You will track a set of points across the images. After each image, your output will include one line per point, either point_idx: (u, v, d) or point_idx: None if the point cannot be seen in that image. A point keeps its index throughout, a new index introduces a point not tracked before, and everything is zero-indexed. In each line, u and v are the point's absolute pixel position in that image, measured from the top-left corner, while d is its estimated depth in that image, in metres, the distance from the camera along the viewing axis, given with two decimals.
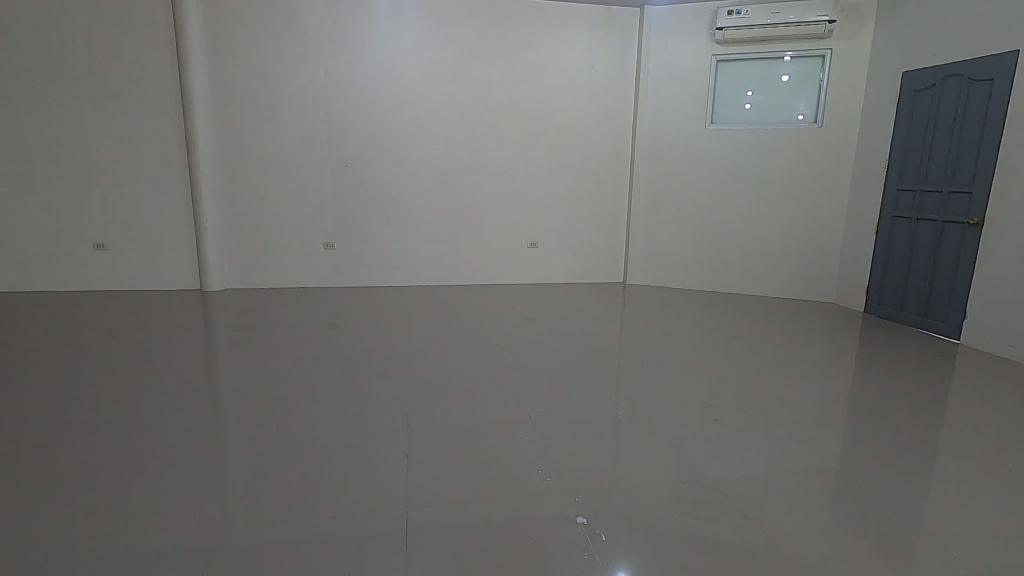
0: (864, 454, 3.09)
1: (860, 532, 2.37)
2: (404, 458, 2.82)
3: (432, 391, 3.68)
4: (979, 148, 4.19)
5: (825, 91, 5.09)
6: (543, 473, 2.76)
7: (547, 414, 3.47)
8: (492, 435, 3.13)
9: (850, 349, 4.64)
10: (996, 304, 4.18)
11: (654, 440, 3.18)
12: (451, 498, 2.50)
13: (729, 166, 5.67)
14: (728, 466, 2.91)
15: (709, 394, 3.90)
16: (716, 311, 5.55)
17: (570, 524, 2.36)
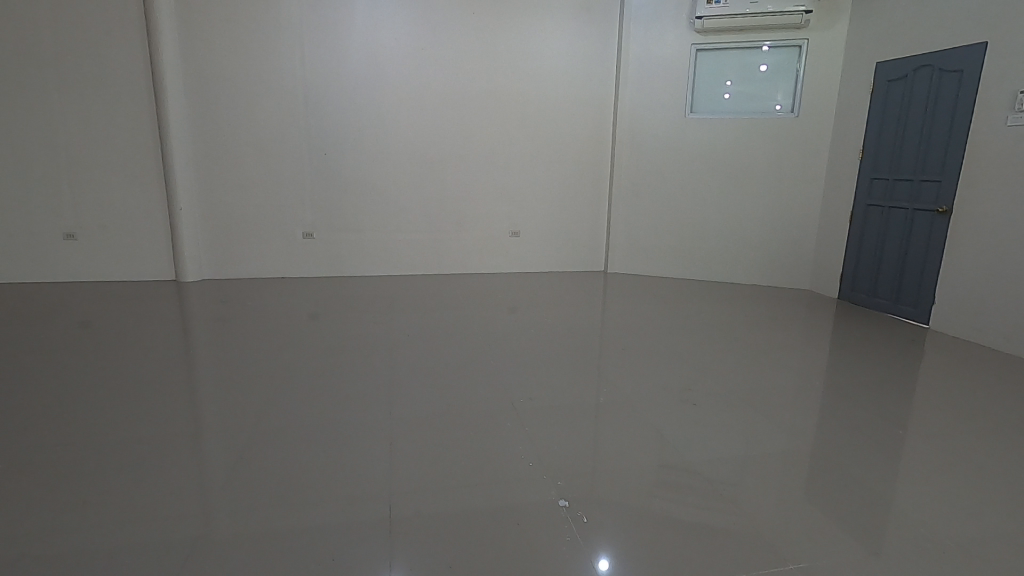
0: (771, 447, 2.93)
1: (712, 517, 2.33)
2: (287, 429, 2.91)
3: (357, 357, 3.93)
4: (947, 136, 3.97)
5: (800, 84, 5.14)
6: (411, 452, 2.75)
7: (450, 389, 3.50)
8: (383, 402, 3.28)
9: (814, 335, 4.42)
10: (969, 285, 3.86)
11: (541, 410, 3.27)
12: (306, 475, 2.50)
13: (710, 154, 5.50)
14: (607, 450, 2.86)
15: (634, 381, 3.76)
16: (692, 295, 5.39)
17: (413, 495, 2.39)
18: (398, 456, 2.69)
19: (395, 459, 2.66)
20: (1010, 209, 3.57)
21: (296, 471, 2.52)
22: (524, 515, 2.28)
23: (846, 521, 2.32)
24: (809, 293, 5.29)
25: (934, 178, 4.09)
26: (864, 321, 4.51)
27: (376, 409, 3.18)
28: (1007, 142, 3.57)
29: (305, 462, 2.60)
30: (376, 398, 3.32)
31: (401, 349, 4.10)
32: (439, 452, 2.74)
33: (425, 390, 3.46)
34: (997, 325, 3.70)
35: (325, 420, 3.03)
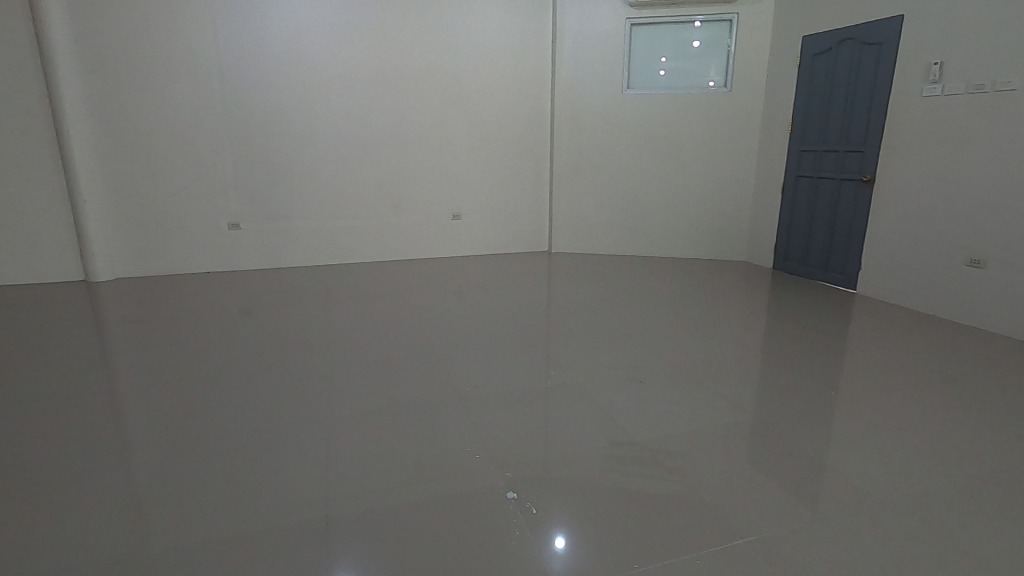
0: (715, 418, 2.98)
1: (662, 492, 2.33)
2: (214, 431, 2.70)
3: (293, 352, 3.72)
4: (869, 107, 4.11)
5: (731, 59, 5.20)
6: (352, 447, 2.60)
7: (391, 379, 3.37)
8: (322, 397, 3.11)
9: (750, 305, 4.55)
10: (892, 250, 4.05)
11: (489, 397, 3.19)
12: (237, 479, 2.31)
13: (648, 130, 5.52)
14: (555, 432, 2.81)
15: (580, 359, 3.75)
16: (636, 272, 5.43)
17: (354, 493, 2.25)
18: (340, 455, 2.54)
19: (336, 458, 2.51)
20: (927, 176, 3.74)
21: (226, 476, 2.33)
22: (473, 507, 2.20)
23: (791, 486, 2.38)
24: (746, 264, 5.44)
25: (858, 148, 4.23)
26: (797, 289, 4.67)
27: (314, 406, 3.00)
28: (924, 111, 3.72)
29: (236, 467, 2.41)
30: (315, 395, 3.14)
31: (340, 342, 3.91)
32: (384, 446, 2.62)
33: (368, 383, 3.31)
34: (918, 287, 3.91)
35: (258, 421, 2.83)
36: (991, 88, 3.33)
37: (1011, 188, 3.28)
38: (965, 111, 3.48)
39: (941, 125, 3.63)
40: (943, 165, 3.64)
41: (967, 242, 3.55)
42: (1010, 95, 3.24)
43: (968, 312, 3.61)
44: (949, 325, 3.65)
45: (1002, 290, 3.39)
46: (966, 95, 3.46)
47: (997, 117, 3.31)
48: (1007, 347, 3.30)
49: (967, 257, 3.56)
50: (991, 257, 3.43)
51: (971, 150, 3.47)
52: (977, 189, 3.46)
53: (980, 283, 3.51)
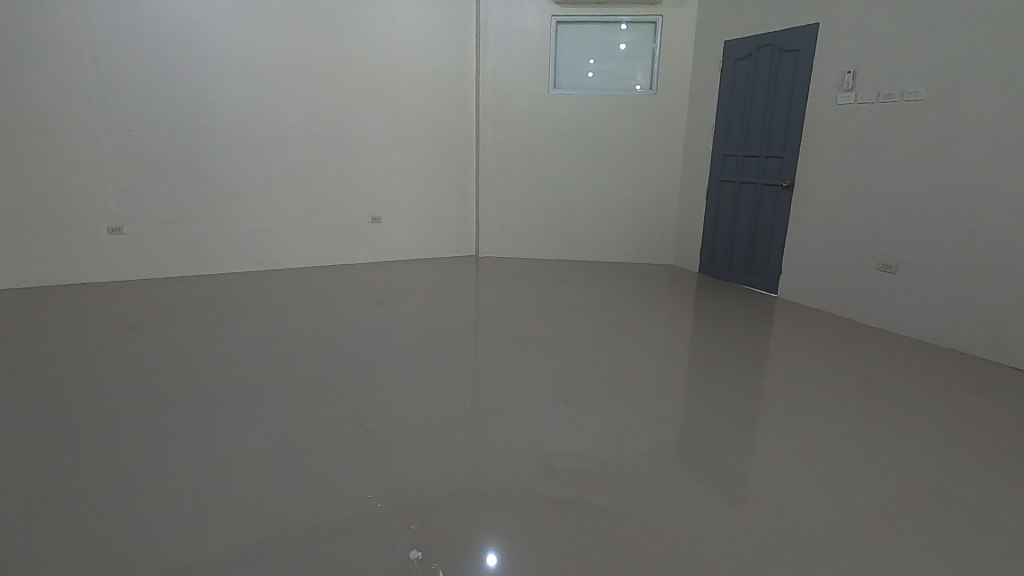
0: (644, 429, 2.84)
1: (590, 520, 2.13)
2: (65, 475, 2.24)
3: (180, 372, 3.25)
4: (788, 114, 4.16)
5: (656, 63, 5.17)
6: (239, 485, 2.23)
7: (295, 398, 3.00)
8: (209, 423, 2.70)
9: (677, 310, 4.51)
10: (811, 255, 4.11)
11: (405, 414, 2.88)
12: (85, 538, 1.90)
13: (575, 131, 5.40)
14: (475, 453, 2.56)
15: (505, 370, 3.52)
16: (565, 277, 5.30)
17: (232, 546, 1.89)
18: (221, 494, 2.15)
19: (215, 501, 2.13)
20: (842, 182, 3.82)
21: (71, 533, 1.91)
22: (376, 553, 1.90)
23: (725, 503, 2.26)
24: (673, 268, 5.43)
25: (778, 153, 4.29)
26: (722, 294, 4.69)
27: (197, 435, 2.59)
28: (838, 119, 3.79)
29: (78, 526, 1.95)
30: (199, 420, 2.71)
31: (238, 359, 3.47)
32: (276, 483, 2.26)
33: (265, 403, 2.91)
34: (835, 291, 3.98)
35: (121, 457, 2.37)
36: (899, 98, 3.42)
37: (919, 196, 3.37)
38: (875, 120, 3.56)
39: (853, 133, 3.70)
40: (856, 172, 3.72)
41: (879, 248, 3.64)
42: (917, 106, 3.33)
43: (881, 315, 3.71)
44: (864, 329, 3.74)
45: (911, 294, 3.49)
46: (876, 104, 3.55)
47: (905, 127, 3.40)
48: (916, 349, 3.40)
49: (879, 262, 3.65)
50: (901, 262, 3.53)
51: (880, 158, 3.55)
52: (887, 196, 3.55)
53: (891, 288, 3.60)
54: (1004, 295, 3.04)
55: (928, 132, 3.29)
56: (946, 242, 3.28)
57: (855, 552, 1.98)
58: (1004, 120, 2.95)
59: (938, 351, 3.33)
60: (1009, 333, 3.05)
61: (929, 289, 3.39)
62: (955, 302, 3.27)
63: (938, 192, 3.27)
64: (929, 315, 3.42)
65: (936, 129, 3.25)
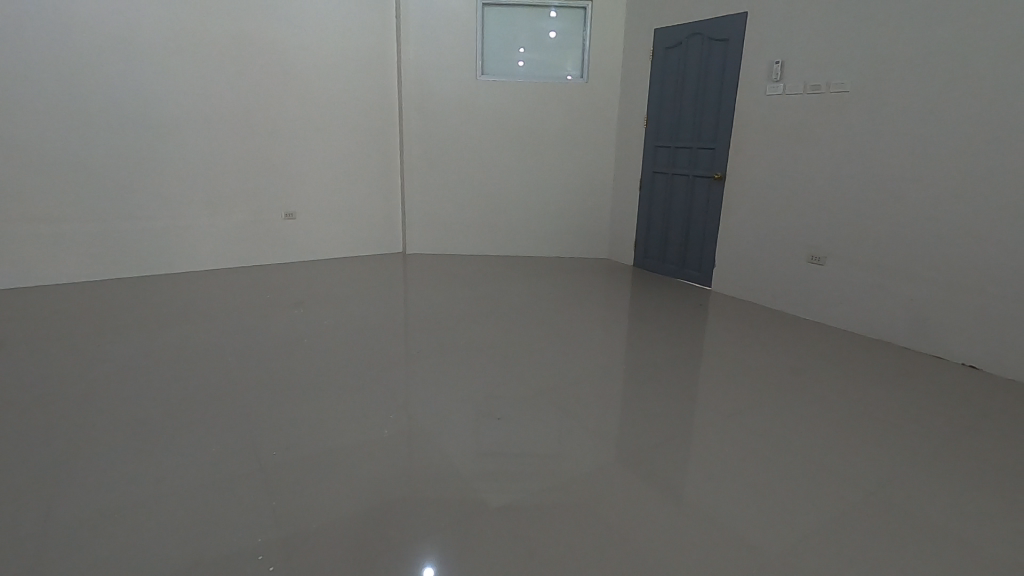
0: (585, 430, 2.64)
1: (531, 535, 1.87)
2: None
3: (37, 393, 2.68)
4: (719, 104, 4.10)
5: (586, 52, 5.01)
6: (99, 525, 1.79)
7: (185, 415, 2.55)
8: (69, 450, 2.20)
9: (613, 306, 4.38)
10: (744, 248, 4.09)
11: (317, 426, 2.53)
12: None
13: (505, 121, 5.15)
14: (400, 464, 2.24)
15: (434, 374, 3.23)
16: (499, 273, 5.06)
17: None
18: (77, 542, 1.72)
19: (61, 550, 1.68)
20: (772, 173, 3.79)
21: None
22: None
23: (674, 505, 2.08)
24: (608, 262, 5.32)
25: (710, 144, 4.23)
26: (658, 287, 4.61)
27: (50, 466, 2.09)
28: (767, 110, 3.75)
29: None
30: (56, 450, 2.21)
31: (116, 373, 2.95)
32: (148, 517, 1.84)
33: (148, 423, 2.45)
34: (768, 284, 3.98)
35: None
36: (826, 89, 3.41)
37: (846, 187, 3.39)
38: (804, 111, 3.54)
39: (783, 124, 3.68)
40: (786, 164, 3.70)
41: (809, 239, 3.65)
42: (844, 97, 3.33)
43: (812, 306, 3.73)
44: (796, 321, 3.75)
45: (841, 285, 3.53)
46: (804, 95, 3.53)
47: (832, 118, 3.40)
48: (846, 340, 3.43)
49: (810, 254, 3.66)
50: (830, 254, 3.55)
51: (809, 150, 3.55)
52: (816, 188, 3.55)
53: (822, 279, 3.63)
54: (927, 286, 3.10)
55: (855, 123, 3.30)
56: (873, 233, 3.31)
57: (812, 553, 1.86)
58: (926, 112, 2.98)
59: (866, 341, 3.38)
60: (932, 323, 3.12)
61: (857, 280, 3.43)
62: (882, 293, 3.32)
63: (865, 183, 3.29)
64: (857, 306, 3.47)
65: (862, 120, 3.26)
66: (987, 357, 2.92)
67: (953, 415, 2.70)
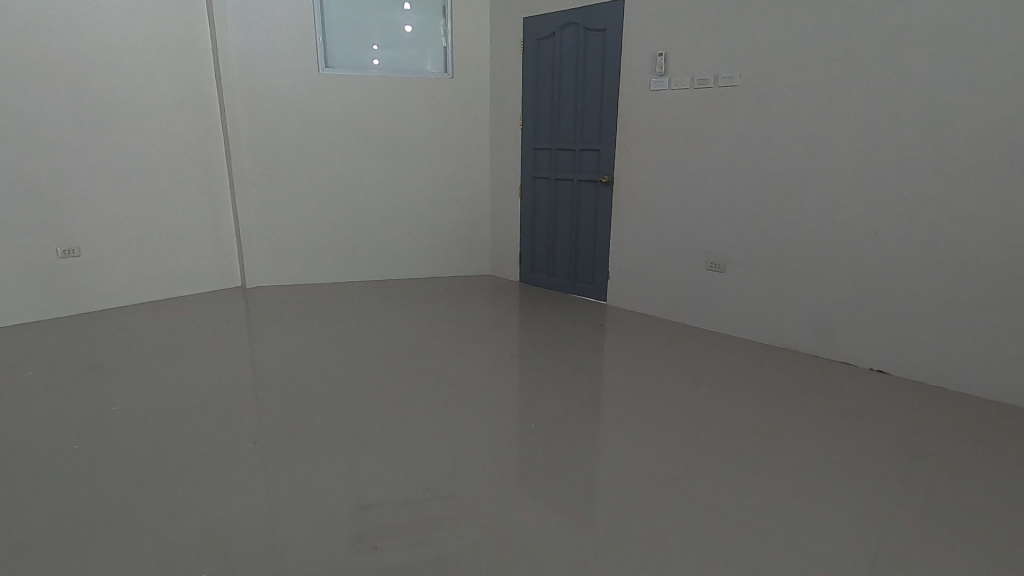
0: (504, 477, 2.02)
1: None
2: None
3: None
4: (600, 100, 3.73)
5: (449, 47, 4.41)
6: None
7: None
8: None
9: (504, 330, 3.81)
10: (638, 257, 3.76)
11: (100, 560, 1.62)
12: None
13: (359, 123, 4.37)
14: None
15: (291, 428, 2.41)
16: (365, 302, 4.26)
17: None
18: None
19: None
20: (663, 176, 3.50)
21: None
22: None
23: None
24: (490, 279, 4.75)
25: (594, 144, 3.84)
26: (549, 305, 4.13)
27: None
28: (653, 106, 3.45)
29: None
30: None
31: None
32: None
33: None
34: (665, 295, 3.68)
35: None
36: (714, 83, 3.18)
37: (742, 188, 3.18)
38: (692, 107, 3.29)
39: (671, 121, 3.40)
40: (678, 166, 3.42)
41: (706, 246, 3.40)
42: (733, 92, 3.12)
43: (713, 317, 3.48)
44: (699, 333, 3.47)
45: (742, 294, 3.31)
46: (691, 90, 3.27)
47: (723, 115, 3.17)
48: (753, 352, 3.19)
49: (708, 261, 3.41)
50: (729, 260, 3.32)
51: (701, 148, 3.29)
52: (711, 189, 3.30)
53: (722, 288, 3.39)
54: (829, 290, 2.96)
55: (746, 120, 3.09)
56: (771, 237, 3.12)
57: None
58: (818, 106, 2.84)
59: (773, 351, 3.18)
60: (836, 328, 2.98)
61: (759, 287, 3.23)
62: (785, 300, 3.14)
63: (761, 184, 3.10)
64: (760, 315, 3.26)
65: (753, 116, 3.06)
66: (892, 360, 2.82)
67: (882, 406, 2.53)
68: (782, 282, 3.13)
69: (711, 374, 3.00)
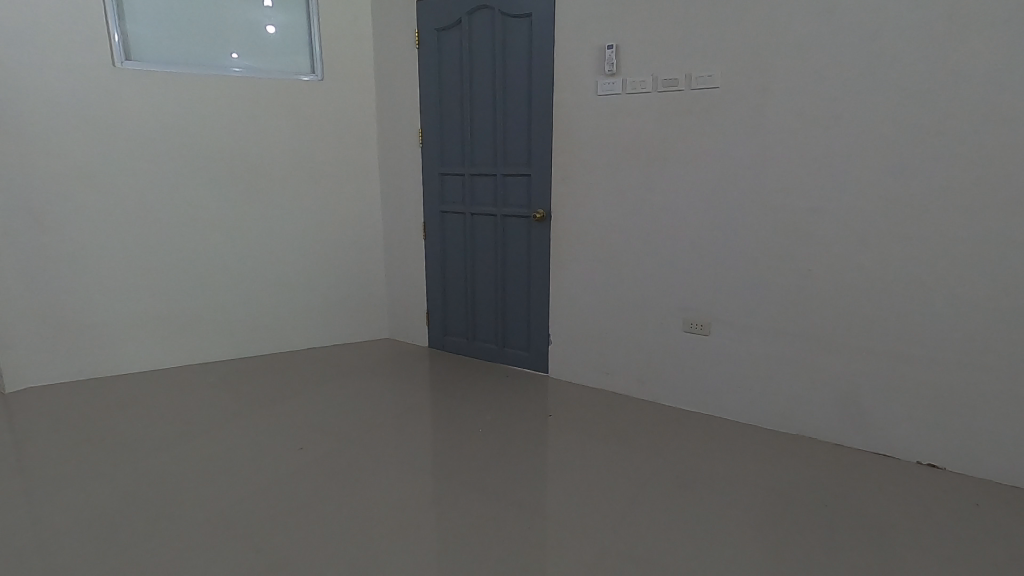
0: None
1: None
2: None
3: None
4: (528, 108, 2.81)
5: (317, 38, 3.28)
6: None
7: None
8: None
9: (414, 420, 2.69)
10: (589, 315, 2.83)
11: None
12: None
13: (187, 140, 3.09)
14: None
15: None
16: (202, 395, 2.92)
17: None
18: None
19: None
20: (620, 209, 2.63)
21: None
22: None
23: None
24: (388, 346, 3.60)
25: (521, 166, 2.90)
26: (471, 380, 3.07)
27: None
28: (603, 115, 2.59)
29: None
30: None
31: None
32: None
33: None
34: (629, 364, 2.77)
35: None
36: (687, 84, 2.37)
37: (731, 224, 2.37)
38: (658, 117, 2.45)
39: (628, 136, 2.54)
40: (640, 195, 2.56)
41: (683, 301, 2.55)
42: (713, 97, 2.32)
43: (693, 394, 2.62)
44: (678, 416, 2.59)
45: (736, 363, 2.48)
46: (655, 95, 2.44)
47: (701, 127, 2.36)
48: (761, 443, 2.34)
49: (687, 320, 2.56)
50: (716, 319, 2.49)
51: (673, 172, 2.46)
52: (687, 225, 2.47)
53: (705, 356, 2.55)
54: (857, 358, 2.21)
55: (733, 133, 2.30)
56: (774, 288, 2.33)
57: None
58: (834, 114, 2.10)
59: (784, 440, 2.36)
60: (869, 407, 2.22)
61: (758, 354, 2.42)
62: (795, 371, 2.35)
63: (757, 219, 2.31)
64: (761, 391, 2.44)
65: (743, 128, 2.28)
66: (946, 449, 2.11)
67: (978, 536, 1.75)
68: (790, 348, 2.34)
69: (719, 478, 2.11)
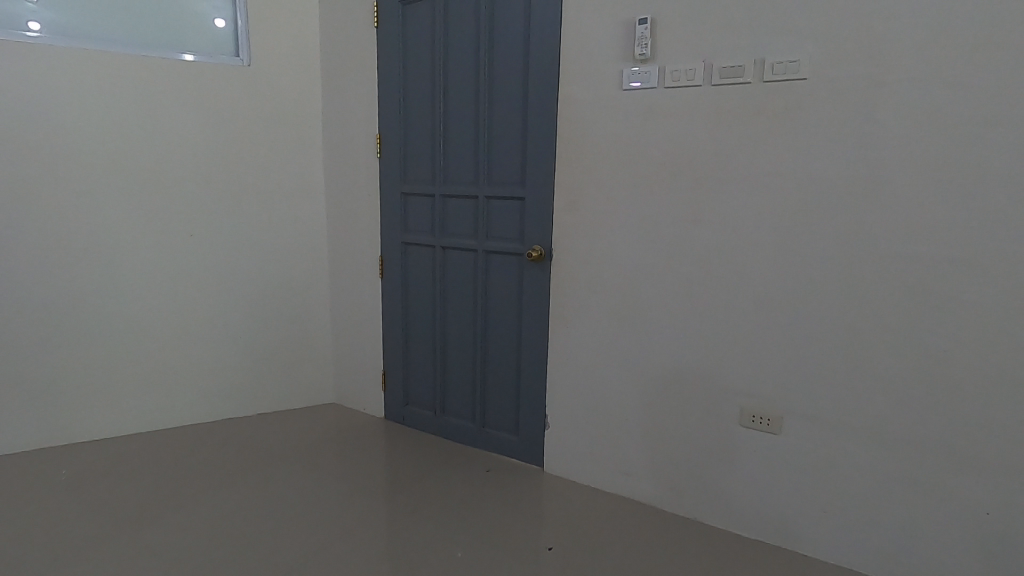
0: None
1: None
2: None
3: None
4: (523, 107, 2.07)
5: (243, 14, 2.49)
6: None
7: None
8: None
9: (352, 541, 1.83)
10: (603, 392, 2.06)
11: None
12: None
13: (50, 135, 2.21)
14: None
15: None
16: (43, 501, 1.99)
17: None
18: None
19: None
20: (651, 248, 1.88)
21: None
22: None
23: None
24: (331, 417, 2.75)
25: (513, 186, 2.14)
26: (438, 476, 2.22)
27: None
28: (630, 118, 1.86)
29: None
30: None
31: None
32: None
33: None
34: (660, 464, 1.98)
35: None
36: (757, 75, 1.64)
37: (820, 277, 1.63)
38: (710, 122, 1.72)
39: (665, 148, 1.81)
40: (683, 230, 1.82)
41: (743, 381, 1.79)
42: (796, 94, 1.60)
43: (754, 516, 1.83)
44: (737, 549, 1.79)
45: (823, 479, 1.70)
46: (706, 90, 1.72)
47: (776, 136, 1.64)
48: None
49: (747, 409, 1.80)
50: (792, 412, 1.72)
51: (733, 199, 1.72)
52: (752, 275, 1.73)
53: (774, 463, 1.77)
54: None
55: (825, 146, 1.58)
56: (887, 374, 1.57)
57: None
58: (994, 119, 1.37)
59: None
60: None
61: (859, 471, 1.64)
62: (919, 500, 1.56)
63: (863, 272, 1.57)
64: (862, 525, 1.65)
65: (844, 139, 1.55)
66: None
67: None
68: (912, 465, 1.57)
69: None
